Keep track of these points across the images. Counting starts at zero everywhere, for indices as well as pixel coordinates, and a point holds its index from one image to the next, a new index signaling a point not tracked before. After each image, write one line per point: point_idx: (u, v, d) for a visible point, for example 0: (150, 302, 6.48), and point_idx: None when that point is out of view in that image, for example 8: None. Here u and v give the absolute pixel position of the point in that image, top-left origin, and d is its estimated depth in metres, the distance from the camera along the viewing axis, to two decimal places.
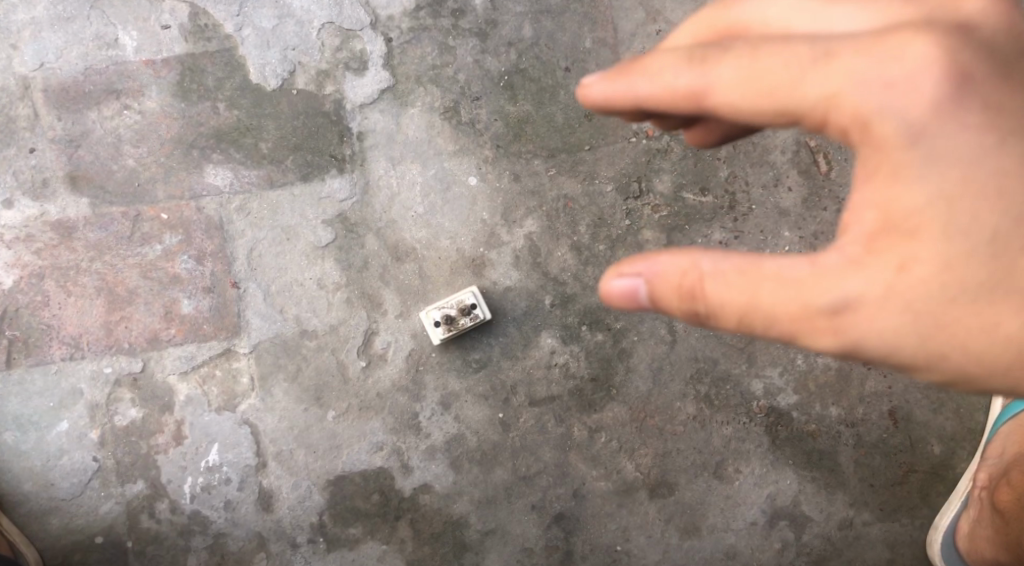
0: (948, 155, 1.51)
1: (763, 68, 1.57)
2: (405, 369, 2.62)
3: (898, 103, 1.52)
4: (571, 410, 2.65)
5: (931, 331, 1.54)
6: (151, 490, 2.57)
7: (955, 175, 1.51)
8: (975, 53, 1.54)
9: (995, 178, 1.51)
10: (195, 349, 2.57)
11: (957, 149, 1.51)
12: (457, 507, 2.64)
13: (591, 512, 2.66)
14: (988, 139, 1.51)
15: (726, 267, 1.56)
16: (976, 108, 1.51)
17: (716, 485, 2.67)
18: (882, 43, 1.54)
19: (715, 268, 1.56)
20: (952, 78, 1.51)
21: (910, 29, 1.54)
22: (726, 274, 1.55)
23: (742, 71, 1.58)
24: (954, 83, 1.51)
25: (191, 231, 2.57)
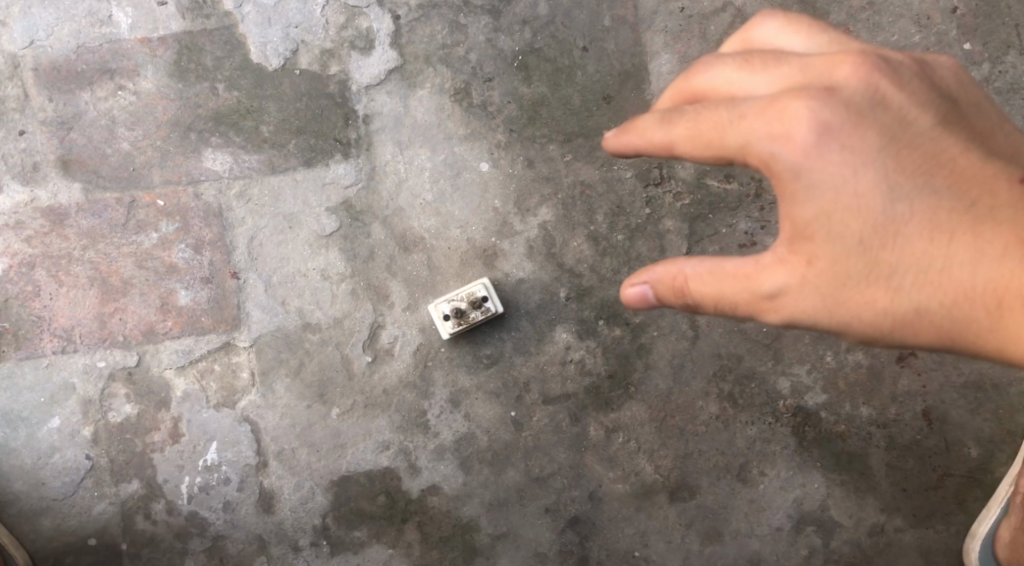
0: (831, 181, 1.66)
1: (699, 129, 1.70)
2: (413, 364, 2.49)
3: (790, 151, 1.65)
4: (587, 408, 2.52)
5: (839, 311, 1.69)
6: (146, 490, 2.46)
7: (840, 194, 1.66)
8: (847, 98, 1.67)
9: (871, 189, 1.67)
10: (192, 342, 2.46)
11: (836, 175, 1.66)
12: (466, 509, 2.52)
13: (608, 515, 2.54)
14: (861, 161, 1.67)
15: (693, 269, 1.75)
16: (846, 145, 1.66)
17: (740, 488, 2.54)
18: (775, 103, 1.66)
19: (683, 270, 1.76)
20: (828, 127, 1.65)
21: (793, 92, 1.66)
22: (694, 276, 1.74)
23: (679, 130, 1.72)
24: (827, 129, 1.65)
25: (188, 219, 2.45)
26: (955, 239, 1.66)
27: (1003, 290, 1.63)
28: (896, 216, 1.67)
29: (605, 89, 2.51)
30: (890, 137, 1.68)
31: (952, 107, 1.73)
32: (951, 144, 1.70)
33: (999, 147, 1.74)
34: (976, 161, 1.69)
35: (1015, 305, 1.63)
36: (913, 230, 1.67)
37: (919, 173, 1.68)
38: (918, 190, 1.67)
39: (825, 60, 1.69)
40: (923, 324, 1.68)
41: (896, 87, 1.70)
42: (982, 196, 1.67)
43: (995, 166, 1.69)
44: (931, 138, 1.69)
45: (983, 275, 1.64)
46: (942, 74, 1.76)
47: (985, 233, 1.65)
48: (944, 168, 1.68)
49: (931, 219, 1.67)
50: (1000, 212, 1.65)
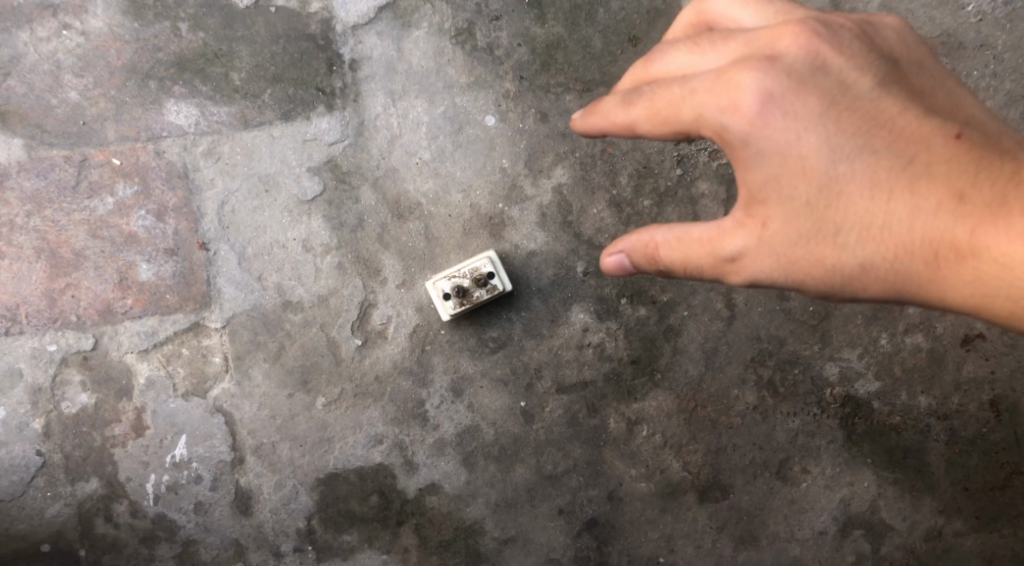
0: (778, 147, 1.58)
1: (655, 106, 1.62)
2: (409, 348, 2.19)
3: (738, 121, 1.58)
4: (606, 398, 2.21)
5: (795, 271, 1.60)
6: (106, 490, 2.17)
7: (787, 158, 1.58)
8: (789, 65, 1.58)
9: (815, 150, 1.58)
10: (156, 323, 2.15)
11: (781, 140, 1.58)
12: (470, 511, 2.23)
13: (629, 518, 2.25)
14: (804, 124, 1.58)
15: (662, 235, 1.64)
16: (789, 111, 1.57)
17: (779, 487, 2.24)
18: (721, 76, 1.58)
19: (653, 237, 1.65)
20: (773, 96, 1.57)
21: (738, 64, 1.59)
22: (663, 243, 1.64)
23: (635, 109, 1.64)
24: (771, 98, 1.57)
25: (148, 180, 2.13)
26: (896, 196, 1.57)
27: (943, 243, 1.55)
28: (841, 176, 1.58)
29: (631, 30, 2.18)
30: (832, 100, 1.59)
31: (891, 64, 1.63)
32: (891, 102, 1.60)
33: (942, 103, 1.63)
34: (915, 117, 1.59)
35: (954, 259, 1.55)
36: (857, 190, 1.58)
37: (861, 133, 1.58)
38: (860, 149, 1.58)
39: (767, 31, 1.61)
40: (872, 280, 1.59)
41: (836, 51, 1.61)
42: (921, 152, 1.57)
43: (932, 121, 1.59)
44: (871, 98, 1.59)
45: (921, 231, 1.56)
46: (884, 35, 1.66)
47: (922, 189, 1.56)
48: (884, 125, 1.58)
49: (872, 178, 1.58)
50: (937, 167, 1.56)
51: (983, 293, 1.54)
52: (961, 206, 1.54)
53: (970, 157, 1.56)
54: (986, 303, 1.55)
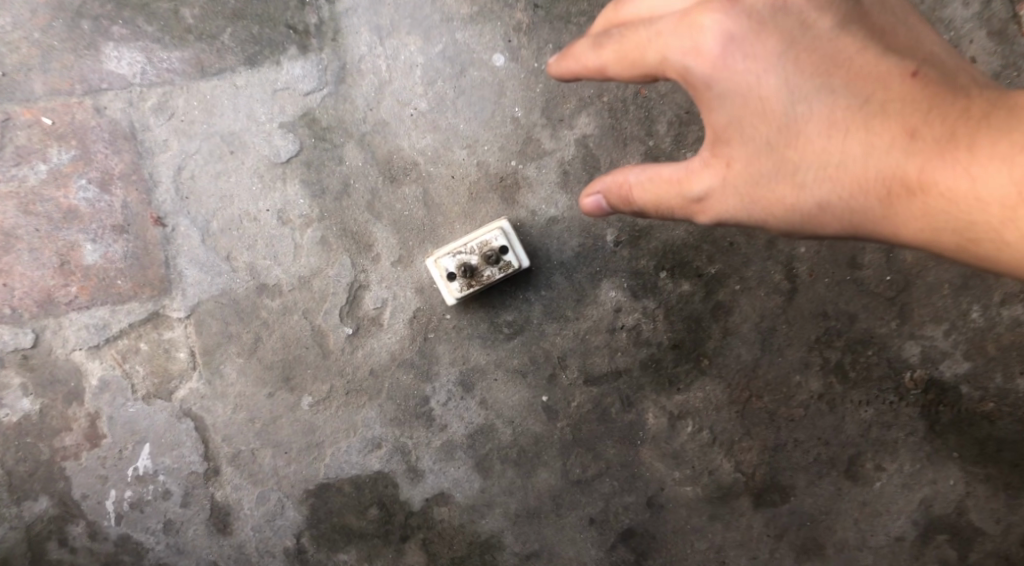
0: (738, 90, 1.39)
1: (623, 49, 1.43)
2: (409, 336, 1.85)
3: (701, 64, 1.39)
4: (644, 390, 1.87)
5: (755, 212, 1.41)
6: (59, 509, 1.85)
7: (745, 102, 1.39)
8: (749, 4, 1.39)
9: (774, 90, 1.39)
10: (107, 314, 1.81)
11: (741, 82, 1.39)
12: (486, 523, 1.90)
13: (673, 527, 1.91)
14: (762, 64, 1.38)
15: (633, 178, 1.46)
16: (750, 52, 1.38)
17: (849, 488, 1.89)
18: (683, 18, 1.39)
19: (627, 178, 1.47)
20: (738, 39, 1.38)
21: (699, 5, 1.40)
22: (638, 184, 1.46)
23: (601, 54, 1.45)
24: (732, 40, 1.38)
25: (87, 143, 1.77)
26: (851, 136, 1.37)
27: (898, 182, 1.35)
28: (798, 117, 1.39)
29: None
30: (792, 40, 1.39)
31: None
32: (850, 39, 1.40)
33: (900, 38, 1.42)
34: (871, 53, 1.39)
35: (909, 198, 1.35)
36: (815, 131, 1.38)
37: (818, 72, 1.38)
38: (819, 87, 1.38)
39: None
40: (831, 220, 1.39)
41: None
42: (879, 88, 1.37)
43: (885, 56, 1.39)
44: (829, 36, 1.39)
45: (874, 169, 1.36)
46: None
47: (876, 128, 1.36)
48: (842, 63, 1.39)
49: (827, 118, 1.38)
50: (892, 106, 1.36)
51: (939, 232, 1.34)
52: (915, 143, 1.34)
53: (927, 93, 1.36)
54: (940, 246, 1.35)
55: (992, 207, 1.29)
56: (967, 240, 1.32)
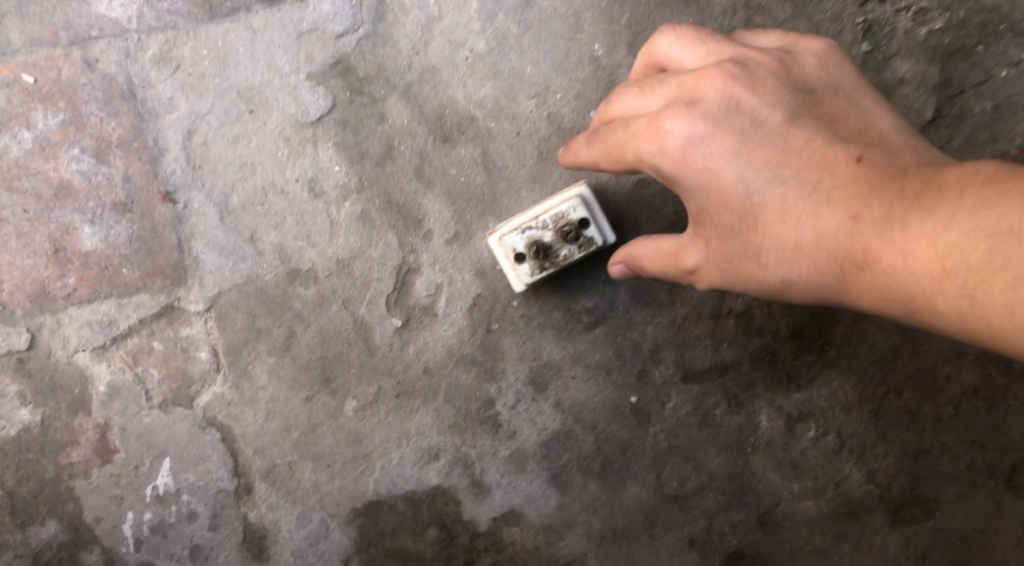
0: (696, 184, 1.22)
1: (608, 150, 1.28)
2: (471, 327, 1.55)
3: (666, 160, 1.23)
4: (755, 387, 1.56)
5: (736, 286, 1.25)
6: (69, 535, 1.59)
7: (704, 195, 1.23)
8: (706, 101, 1.22)
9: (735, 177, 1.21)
10: (112, 308, 1.53)
11: (699, 175, 1.22)
12: (566, 545, 1.60)
13: (789, 548, 1.59)
14: (721, 153, 1.21)
15: (642, 251, 1.33)
16: (710, 146, 1.21)
17: (1009, 503, 1.55)
18: (651, 121, 1.23)
19: (637, 249, 1.33)
20: (703, 140, 1.21)
21: (667, 106, 1.24)
22: (647, 257, 1.32)
23: (588, 148, 1.31)
24: (693, 141, 1.21)
25: (78, 105, 1.50)
26: (797, 221, 1.19)
27: (844, 262, 1.18)
28: (751, 208, 1.21)
29: None
30: (742, 132, 1.21)
31: (797, 84, 1.25)
32: (805, 126, 1.22)
33: (851, 124, 1.24)
34: (819, 138, 1.21)
35: (860, 276, 1.17)
36: (769, 218, 1.20)
37: (768, 161, 1.20)
38: (777, 171, 1.20)
39: (692, 73, 1.24)
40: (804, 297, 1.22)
41: (748, 81, 1.23)
42: (838, 172, 1.19)
43: (826, 138, 1.21)
44: (776, 126, 1.22)
45: (820, 249, 1.19)
46: (802, 63, 1.27)
47: (819, 212, 1.18)
48: (799, 147, 1.21)
49: (774, 204, 1.20)
50: (837, 190, 1.18)
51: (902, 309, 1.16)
52: (858, 225, 1.16)
53: (872, 177, 1.17)
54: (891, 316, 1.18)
55: (927, 280, 1.12)
56: (914, 309, 1.15)
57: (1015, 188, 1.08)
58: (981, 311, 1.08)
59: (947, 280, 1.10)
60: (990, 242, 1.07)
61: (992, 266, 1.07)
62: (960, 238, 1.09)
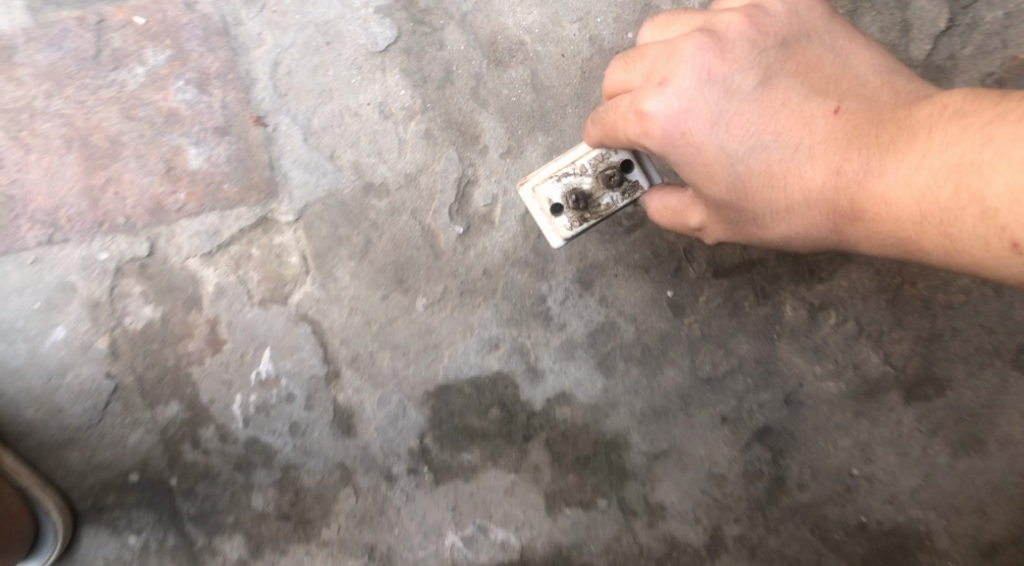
0: (682, 159, 1.41)
1: (606, 128, 1.46)
2: (522, 232, 1.77)
3: (651, 144, 1.41)
4: (781, 280, 1.76)
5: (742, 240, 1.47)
6: (189, 413, 1.88)
7: (692, 169, 1.42)
8: (675, 81, 1.39)
9: (715, 153, 1.39)
10: (217, 220, 1.78)
11: (685, 153, 1.40)
12: (611, 422, 1.83)
13: (812, 424, 1.80)
14: (701, 132, 1.39)
15: (654, 202, 1.54)
16: (689, 124, 1.38)
17: (1014, 379, 1.76)
18: (634, 104, 1.41)
19: (648, 203, 1.55)
20: (686, 116, 1.38)
21: (646, 86, 1.41)
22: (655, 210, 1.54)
23: (590, 131, 1.49)
24: (678, 118, 1.38)
25: (182, 42, 1.74)
26: (783, 181, 1.38)
27: (835, 215, 1.37)
28: (738, 176, 1.39)
29: None
30: (720, 105, 1.38)
31: (770, 42, 1.40)
32: (776, 90, 1.39)
33: (827, 73, 1.41)
34: (793, 99, 1.39)
35: (848, 223, 1.37)
36: (757, 186, 1.39)
37: (747, 128, 1.39)
38: (756, 142, 1.38)
39: (661, 52, 1.41)
40: (807, 244, 1.43)
41: (719, 53, 1.39)
42: (811, 132, 1.38)
43: (804, 95, 1.39)
44: (749, 92, 1.39)
45: (809, 206, 1.38)
46: (770, 10, 1.42)
47: (803, 173, 1.37)
48: (775, 114, 1.39)
49: (759, 168, 1.39)
50: (816, 148, 1.37)
51: (891, 246, 1.36)
52: (839, 179, 1.35)
53: (848, 129, 1.37)
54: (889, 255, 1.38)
55: (909, 225, 1.31)
56: (905, 250, 1.34)
57: (978, 119, 1.26)
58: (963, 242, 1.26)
59: (925, 220, 1.29)
60: (957, 179, 1.26)
61: (962, 199, 1.25)
62: (930, 178, 1.28)
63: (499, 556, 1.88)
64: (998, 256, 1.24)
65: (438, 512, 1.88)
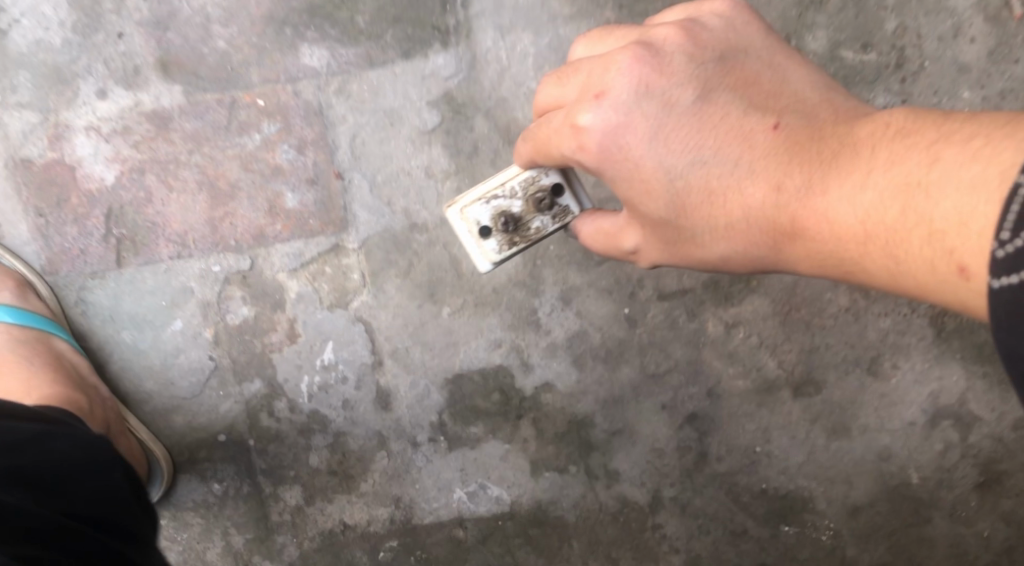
0: (622, 170, 1.78)
1: (536, 145, 1.86)
2: (522, 262, 2.45)
3: (588, 157, 1.78)
4: (704, 303, 2.45)
5: (679, 257, 1.85)
6: (268, 389, 2.50)
7: (632, 182, 1.79)
8: (611, 96, 1.75)
9: (653, 167, 1.76)
10: (302, 245, 2.45)
11: (624, 165, 1.77)
12: (582, 406, 2.49)
13: (727, 412, 2.48)
14: (639, 146, 1.76)
15: (586, 226, 1.98)
16: (629, 138, 1.75)
17: (871, 382, 2.45)
18: (570, 120, 1.78)
19: (581, 225, 1.99)
20: (620, 128, 1.75)
21: (581, 101, 1.78)
22: (587, 233, 1.98)
23: (525, 147, 1.90)
24: (616, 131, 1.75)
25: (289, 118, 2.43)
26: (723, 194, 1.75)
27: (776, 227, 1.73)
28: (679, 188, 1.76)
29: None
30: (660, 120, 1.75)
31: (706, 62, 1.79)
32: (711, 108, 1.77)
33: (765, 90, 1.79)
34: (732, 117, 1.76)
35: (788, 233, 1.73)
36: (695, 202, 1.77)
37: (683, 142, 1.75)
38: (693, 158, 1.75)
39: (596, 69, 1.78)
40: (748, 256, 1.79)
41: (655, 71, 1.76)
42: (748, 147, 1.75)
43: (742, 113, 1.77)
44: (687, 107, 1.76)
45: (746, 219, 1.75)
46: (700, 32, 1.81)
47: (743, 189, 1.74)
48: (714, 132, 1.76)
49: (695, 179, 1.75)
50: (757, 164, 1.74)
51: (826, 257, 1.70)
52: (781, 194, 1.71)
53: (786, 143, 1.73)
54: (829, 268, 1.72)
55: (852, 238, 1.64)
56: (844, 263, 1.68)
57: (923, 139, 1.58)
58: (908, 262, 1.57)
59: (870, 237, 1.61)
60: (904, 200, 1.56)
61: (908, 216, 1.55)
62: (876, 198, 1.60)
63: (494, 508, 2.52)
64: (937, 275, 1.53)
65: (450, 472, 2.52)
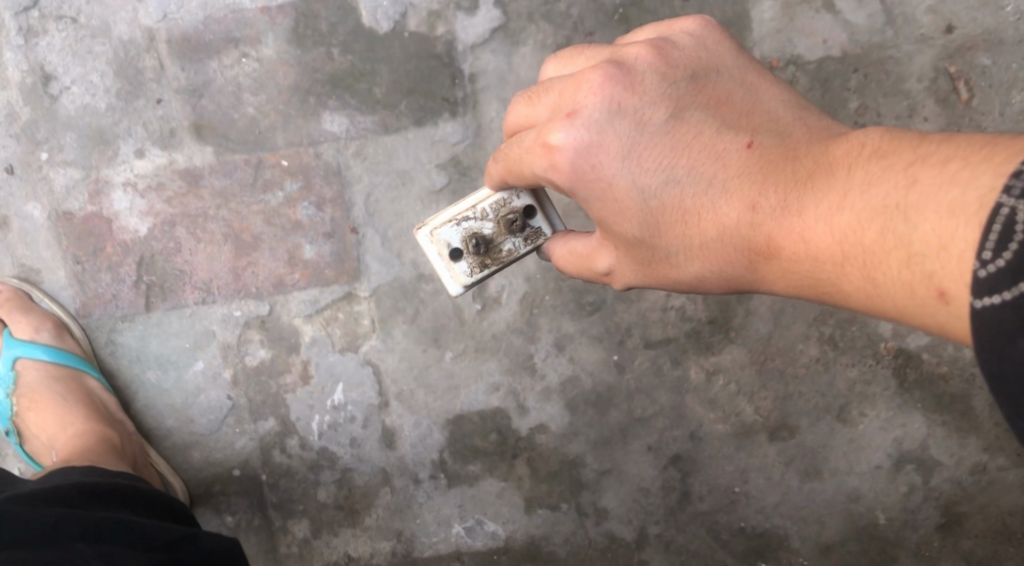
0: (595, 191, 1.89)
1: (508, 164, 1.96)
2: (519, 311, 2.66)
3: (559, 177, 1.89)
4: (687, 352, 2.66)
5: (652, 276, 1.98)
6: (281, 426, 2.69)
7: (605, 202, 1.90)
8: (583, 117, 1.87)
9: (626, 187, 1.87)
10: (317, 293, 2.66)
11: (596, 185, 1.88)
12: (574, 446, 2.68)
13: (708, 454, 2.67)
14: (612, 166, 1.87)
15: (558, 248, 2.08)
16: (602, 157, 1.87)
17: (840, 428, 2.65)
18: (542, 139, 1.89)
19: (554, 249, 2.08)
20: (593, 149, 1.87)
21: (551, 122, 1.89)
22: (561, 254, 2.07)
23: (496, 167, 2.00)
24: (588, 151, 1.86)
25: (310, 177, 2.66)
26: (699, 212, 1.87)
27: (751, 245, 1.84)
28: (654, 206, 1.88)
29: None
30: (632, 139, 1.87)
31: (678, 81, 1.91)
32: (683, 127, 1.89)
33: (737, 107, 1.91)
34: (705, 136, 1.89)
35: (763, 252, 1.84)
36: (669, 221, 1.89)
37: (656, 162, 1.87)
38: (666, 177, 1.87)
39: (566, 90, 1.89)
40: (721, 274, 1.91)
41: (627, 90, 1.88)
42: (723, 165, 1.87)
43: (717, 132, 1.89)
44: (659, 126, 1.88)
45: (720, 238, 1.87)
46: (672, 51, 1.93)
47: (718, 206, 1.86)
48: (685, 151, 1.88)
49: (668, 198, 1.88)
50: (732, 183, 1.85)
51: (800, 274, 1.80)
52: (756, 212, 1.82)
53: (758, 160, 1.85)
54: (806, 287, 1.82)
55: (830, 258, 1.73)
56: (821, 283, 1.78)
57: (900, 160, 1.66)
58: (886, 285, 1.66)
59: (848, 259, 1.70)
60: (882, 223, 1.65)
61: (887, 237, 1.64)
62: (851, 218, 1.69)
63: (489, 542, 2.69)
64: (916, 299, 1.61)
65: (449, 508, 2.70)
